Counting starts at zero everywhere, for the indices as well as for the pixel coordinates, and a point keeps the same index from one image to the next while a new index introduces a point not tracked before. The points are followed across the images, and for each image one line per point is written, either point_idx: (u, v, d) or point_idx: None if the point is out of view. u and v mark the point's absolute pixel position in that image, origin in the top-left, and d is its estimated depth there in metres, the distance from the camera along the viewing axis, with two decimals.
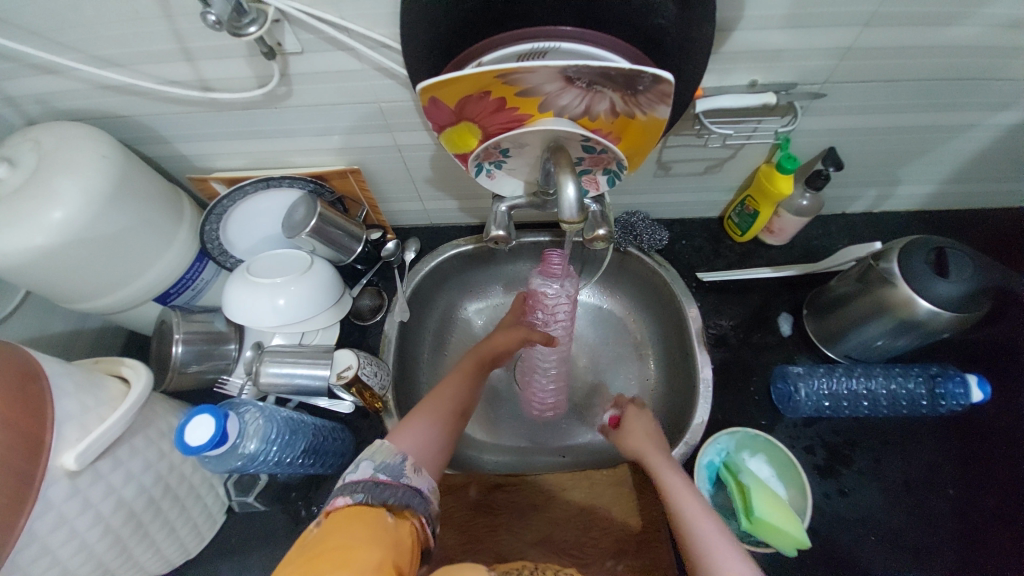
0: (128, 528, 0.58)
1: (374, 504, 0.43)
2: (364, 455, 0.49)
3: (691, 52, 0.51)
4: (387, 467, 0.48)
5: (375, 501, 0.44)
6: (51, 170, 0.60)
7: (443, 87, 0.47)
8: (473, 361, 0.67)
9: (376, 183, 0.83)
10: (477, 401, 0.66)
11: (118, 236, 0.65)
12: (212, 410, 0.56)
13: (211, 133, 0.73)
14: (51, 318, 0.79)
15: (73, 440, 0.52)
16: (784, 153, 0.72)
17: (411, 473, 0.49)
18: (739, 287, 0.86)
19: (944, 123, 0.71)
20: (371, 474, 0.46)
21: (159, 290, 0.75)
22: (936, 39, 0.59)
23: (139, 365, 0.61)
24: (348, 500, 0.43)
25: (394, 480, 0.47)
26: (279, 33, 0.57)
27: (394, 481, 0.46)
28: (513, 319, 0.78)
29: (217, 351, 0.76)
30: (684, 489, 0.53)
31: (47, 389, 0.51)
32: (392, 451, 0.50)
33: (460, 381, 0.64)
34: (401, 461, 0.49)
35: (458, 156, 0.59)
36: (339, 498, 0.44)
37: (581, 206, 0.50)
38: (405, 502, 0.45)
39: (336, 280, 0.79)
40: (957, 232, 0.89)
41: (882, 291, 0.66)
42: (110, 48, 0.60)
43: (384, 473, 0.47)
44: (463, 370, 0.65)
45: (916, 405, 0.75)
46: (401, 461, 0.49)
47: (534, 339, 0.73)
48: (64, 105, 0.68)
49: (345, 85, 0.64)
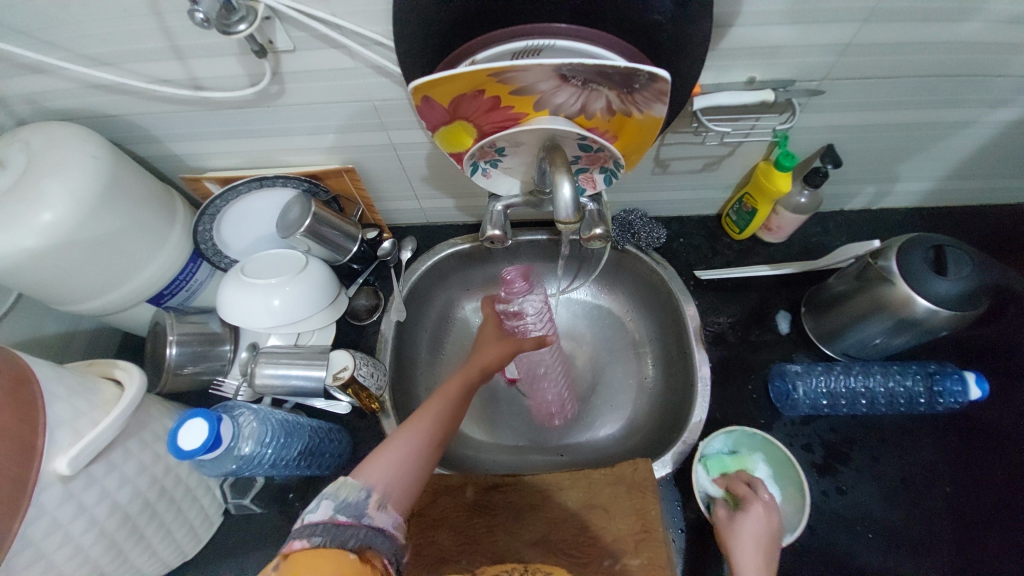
0: (124, 531, 0.58)
1: (331, 548, 0.40)
2: (326, 491, 0.44)
3: (689, 49, 0.50)
4: (349, 505, 0.44)
5: (333, 545, 0.40)
6: (41, 171, 0.60)
7: (436, 86, 0.46)
8: (460, 381, 0.60)
9: (371, 181, 0.82)
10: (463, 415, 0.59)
11: (109, 237, 0.64)
12: (205, 413, 0.55)
13: (203, 132, 0.72)
14: (45, 320, 0.78)
15: (66, 445, 0.51)
16: (782, 151, 0.71)
17: (375, 511, 0.44)
18: (737, 285, 0.86)
19: (943, 119, 0.71)
20: (332, 514, 0.42)
21: (153, 291, 0.75)
22: (935, 35, 0.58)
23: (132, 367, 0.60)
24: (304, 544, 0.40)
25: (354, 521, 0.43)
26: (270, 30, 0.56)
27: (355, 521, 0.42)
28: (494, 332, 0.73)
29: (211, 352, 0.75)
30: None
31: (39, 394, 0.50)
32: (356, 487, 0.45)
33: (445, 399, 0.57)
34: (365, 497, 0.45)
35: (453, 156, 0.59)
36: (296, 541, 0.40)
37: (576, 206, 0.50)
38: (366, 543, 0.41)
39: (332, 280, 0.79)
40: (954, 230, 0.89)
41: (881, 289, 0.65)
42: (98, 47, 0.59)
43: (346, 513, 0.43)
44: (448, 391, 0.58)
45: (914, 403, 0.74)
46: (367, 496, 0.45)
47: (523, 347, 0.67)
48: (53, 105, 0.68)
49: (338, 83, 0.63)
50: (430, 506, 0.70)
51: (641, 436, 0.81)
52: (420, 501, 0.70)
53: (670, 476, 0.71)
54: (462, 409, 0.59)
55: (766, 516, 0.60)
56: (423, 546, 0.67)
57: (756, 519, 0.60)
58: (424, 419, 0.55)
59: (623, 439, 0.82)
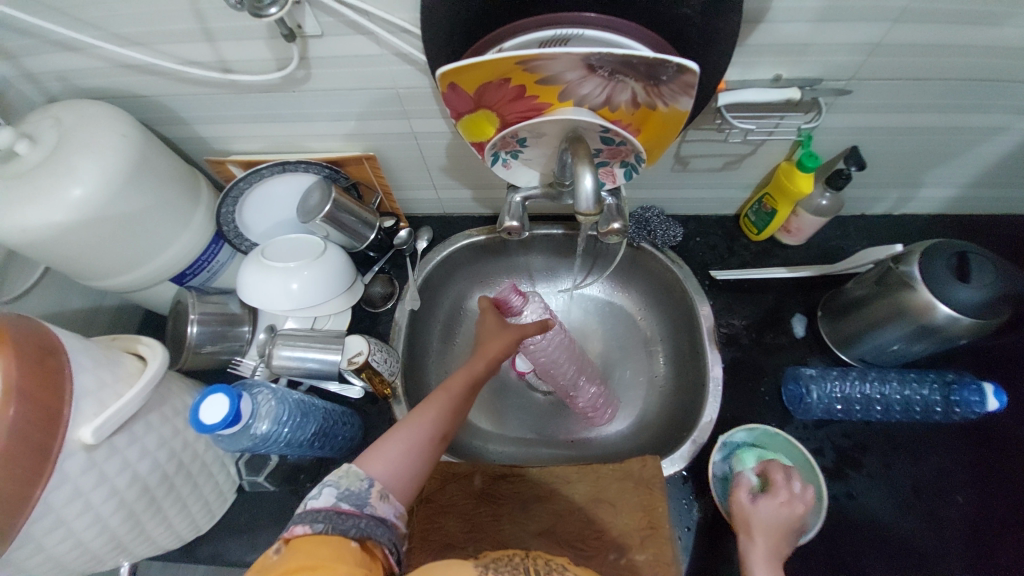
0: (142, 502, 0.59)
1: (335, 535, 0.40)
2: (328, 480, 0.45)
3: (716, 43, 0.50)
4: (351, 494, 0.44)
5: (336, 532, 0.40)
6: (72, 148, 0.61)
7: (463, 73, 0.47)
8: (466, 374, 0.59)
9: (390, 170, 0.83)
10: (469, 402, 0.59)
11: (136, 215, 0.66)
12: (225, 390, 0.57)
13: (229, 115, 0.73)
14: (70, 295, 0.80)
15: (90, 414, 0.53)
16: (805, 151, 0.70)
17: (376, 501, 0.45)
18: (753, 287, 0.85)
19: (972, 124, 0.70)
20: (334, 503, 0.42)
21: (176, 270, 0.76)
22: (969, 37, 0.57)
23: (155, 342, 0.62)
24: (307, 530, 0.39)
25: (357, 510, 0.43)
26: (300, 15, 0.57)
27: (357, 510, 0.43)
28: (495, 324, 0.66)
29: (230, 332, 0.77)
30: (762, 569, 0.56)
31: (66, 363, 0.52)
32: (358, 477, 0.46)
33: (453, 388, 0.57)
34: (367, 487, 0.46)
35: (475, 146, 0.59)
36: (298, 527, 0.40)
37: (597, 198, 0.50)
38: (368, 533, 0.41)
39: (349, 267, 0.80)
40: (978, 238, 0.87)
41: (901, 294, 0.65)
42: (132, 28, 0.61)
43: (348, 501, 0.43)
44: (453, 384, 0.57)
45: (930, 412, 0.73)
46: (369, 486, 0.46)
47: (528, 332, 0.65)
48: (86, 84, 0.69)
49: (364, 70, 0.64)
50: (439, 492, 0.70)
51: (651, 433, 0.81)
52: (428, 487, 0.71)
53: (680, 473, 0.71)
54: (468, 402, 0.58)
55: (789, 506, 0.60)
56: (430, 530, 0.68)
57: (773, 509, 0.60)
58: (428, 413, 0.54)
59: (632, 436, 0.82)
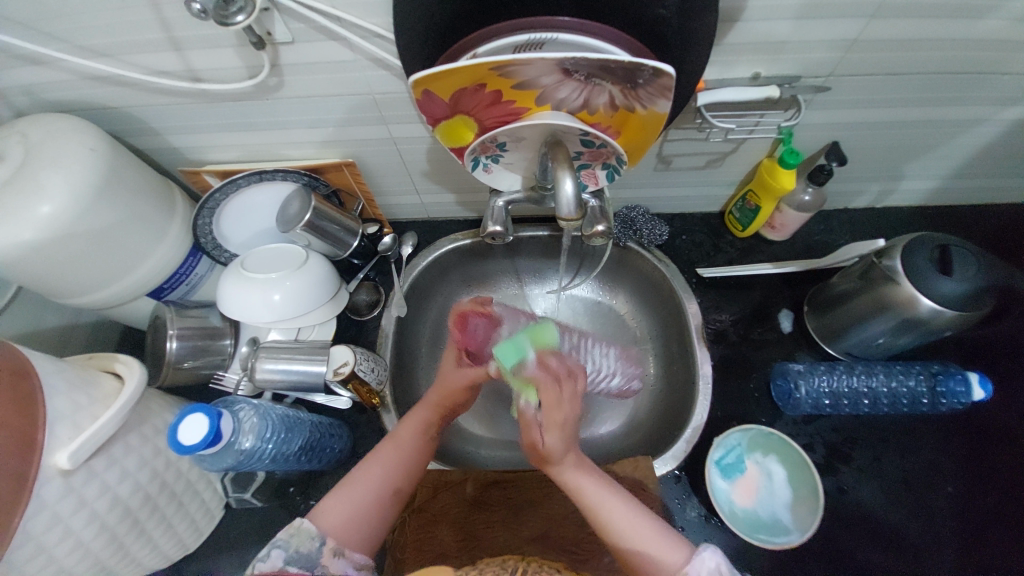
0: (125, 525, 0.58)
1: None
2: (278, 540, 0.48)
3: (694, 42, 0.50)
4: (300, 557, 0.48)
5: None
6: (40, 163, 0.59)
7: (438, 79, 0.46)
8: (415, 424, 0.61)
9: (371, 175, 0.82)
10: (429, 457, 0.62)
11: (108, 230, 0.64)
12: (205, 408, 0.55)
13: (203, 125, 0.72)
14: (45, 313, 0.78)
15: (65, 438, 0.51)
16: (786, 148, 0.70)
17: (329, 560, 0.49)
18: (739, 283, 0.85)
19: (951, 117, 0.70)
20: (282, 567, 0.46)
21: (153, 284, 0.74)
22: (945, 30, 0.57)
23: (133, 360, 0.60)
24: None
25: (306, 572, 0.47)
26: (269, 22, 0.56)
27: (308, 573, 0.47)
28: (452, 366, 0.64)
29: (212, 346, 0.75)
30: (590, 483, 0.53)
31: (38, 387, 0.50)
32: (310, 535, 0.50)
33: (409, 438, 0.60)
34: (319, 546, 0.50)
35: (454, 151, 0.58)
36: None
37: (579, 202, 0.49)
38: None
39: (331, 275, 0.78)
40: (959, 228, 0.88)
41: (884, 288, 0.65)
42: (96, 38, 0.59)
43: (298, 565, 0.47)
44: (398, 440, 0.60)
45: (917, 403, 0.74)
46: (319, 546, 0.50)
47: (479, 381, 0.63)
48: (52, 97, 0.67)
49: (339, 77, 0.63)
50: (431, 502, 0.70)
51: (642, 433, 0.81)
52: (421, 496, 0.70)
53: (672, 473, 0.71)
54: (421, 455, 0.61)
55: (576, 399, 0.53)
56: (423, 540, 0.66)
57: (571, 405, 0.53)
58: (371, 473, 0.57)
59: (621, 437, 0.82)
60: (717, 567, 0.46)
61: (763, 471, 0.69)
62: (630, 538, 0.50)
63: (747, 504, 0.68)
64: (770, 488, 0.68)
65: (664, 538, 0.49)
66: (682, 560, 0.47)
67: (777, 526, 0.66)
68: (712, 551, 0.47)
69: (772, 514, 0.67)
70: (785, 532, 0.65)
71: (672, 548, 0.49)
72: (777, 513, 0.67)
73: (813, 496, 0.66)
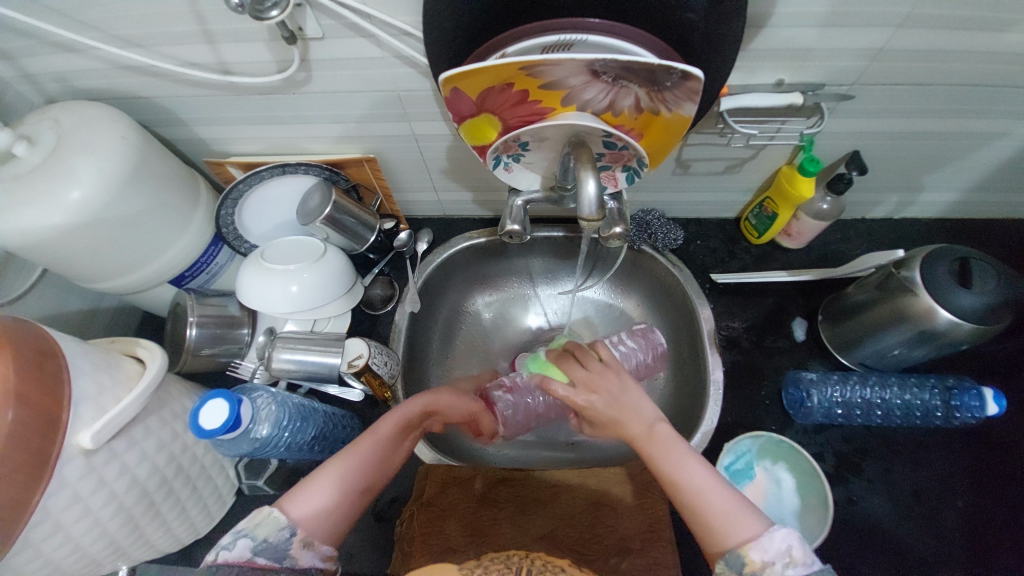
0: (141, 506, 0.59)
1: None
2: (244, 528, 0.45)
3: (720, 48, 0.50)
4: (269, 547, 0.45)
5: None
6: (71, 149, 0.61)
7: (467, 77, 0.46)
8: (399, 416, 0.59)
9: (390, 171, 0.82)
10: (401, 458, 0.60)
11: (134, 217, 0.65)
12: (225, 394, 0.56)
13: (229, 117, 0.73)
14: (67, 297, 0.80)
15: (89, 418, 0.52)
16: (807, 155, 0.70)
17: (297, 551, 0.47)
18: (754, 290, 0.85)
19: (974, 130, 0.70)
20: (248, 558, 0.44)
21: (175, 272, 0.76)
22: (972, 42, 0.57)
23: (154, 345, 0.61)
24: None
25: (273, 564, 0.45)
26: (301, 17, 0.56)
27: (274, 565, 0.45)
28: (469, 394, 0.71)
29: (230, 335, 0.76)
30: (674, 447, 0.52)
31: (64, 367, 0.51)
32: (277, 525, 0.47)
33: (391, 428, 0.57)
34: (287, 536, 0.47)
35: (476, 149, 0.59)
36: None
37: (600, 203, 0.50)
38: None
39: (348, 269, 0.79)
40: (978, 242, 0.87)
41: (902, 298, 0.65)
42: (132, 29, 0.60)
43: (264, 556, 0.45)
44: (379, 432, 0.56)
45: (930, 416, 0.74)
46: (288, 537, 0.47)
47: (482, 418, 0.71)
48: (85, 85, 0.69)
49: (365, 73, 0.64)
50: (440, 496, 0.70)
51: None
52: (429, 491, 0.71)
53: None
54: (396, 451, 0.58)
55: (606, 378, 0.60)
56: (431, 533, 0.67)
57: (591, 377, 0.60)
58: (349, 464, 0.53)
59: None
60: (788, 550, 0.42)
61: (772, 479, 0.69)
62: (709, 505, 0.47)
63: (756, 511, 0.67)
64: (778, 495, 0.68)
65: (736, 506, 0.47)
66: (757, 532, 0.44)
67: None
68: (785, 533, 0.43)
69: (780, 521, 0.67)
70: None
71: (745, 517, 0.46)
72: (785, 519, 0.67)
73: (822, 504, 0.66)
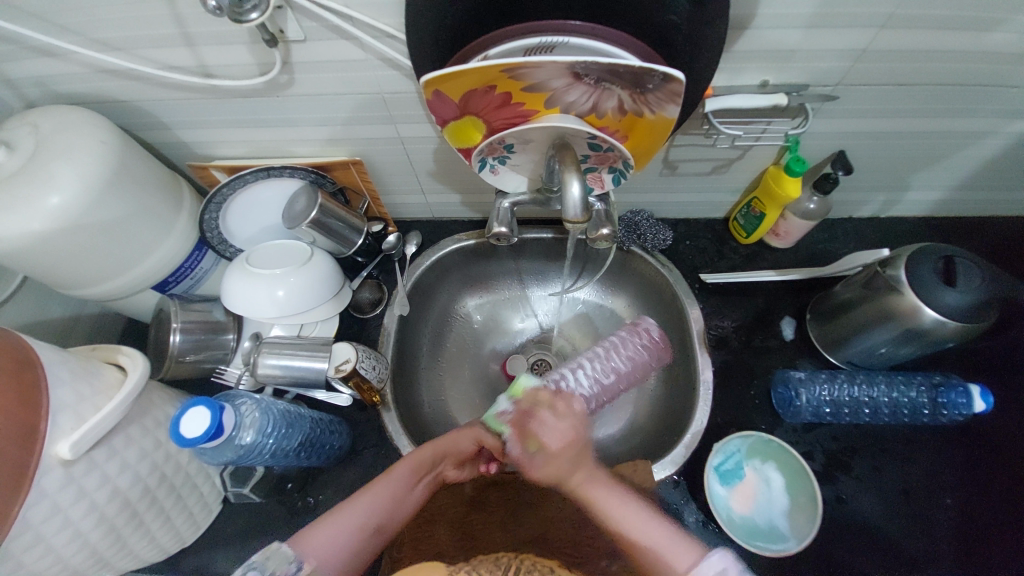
0: (124, 517, 0.58)
1: None
2: (253, 560, 0.43)
3: (704, 50, 0.50)
4: None
5: None
6: (49, 154, 0.60)
7: (448, 80, 0.46)
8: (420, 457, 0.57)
9: (377, 174, 0.82)
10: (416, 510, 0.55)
11: (115, 222, 0.64)
12: (208, 402, 0.55)
13: (212, 120, 0.72)
14: (49, 304, 0.79)
15: (68, 429, 0.51)
16: (792, 155, 0.70)
17: None
18: (743, 290, 0.86)
19: (958, 129, 0.70)
20: None
21: (158, 278, 0.75)
22: (952, 42, 0.57)
23: (136, 353, 0.61)
24: None
25: None
26: (282, 20, 0.56)
27: None
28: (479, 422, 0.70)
29: (214, 341, 0.76)
30: (595, 479, 0.52)
31: (42, 377, 0.50)
32: (286, 559, 0.44)
33: (410, 467, 0.55)
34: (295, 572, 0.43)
35: (461, 152, 0.58)
36: None
37: (585, 205, 0.49)
38: None
39: (336, 272, 0.78)
40: (963, 240, 0.88)
41: (888, 298, 0.65)
42: (110, 32, 0.59)
43: None
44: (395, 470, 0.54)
45: (917, 414, 0.74)
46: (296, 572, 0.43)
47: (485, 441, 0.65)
48: (63, 89, 0.68)
49: (349, 75, 0.63)
50: (430, 501, 0.70)
51: (641, 438, 0.81)
52: None
53: (670, 478, 0.71)
54: (415, 493, 0.55)
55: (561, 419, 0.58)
56: (420, 539, 0.66)
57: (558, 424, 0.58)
58: (366, 499, 0.50)
59: (621, 440, 0.82)
60: (725, 571, 0.41)
61: (761, 479, 0.69)
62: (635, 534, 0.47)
63: (745, 510, 0.68)
64: (767, 495, 0.68)
65: (671, 539, 0.45)
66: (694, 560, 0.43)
67: (774, 533, 0.66)
68: (721, 554, 0.43)
69: (769, 521, 0.67)
70: (779, 538, 0.66)
71: (680, 547, 0.45)
72: (774, 520, 0.67)
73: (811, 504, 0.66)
